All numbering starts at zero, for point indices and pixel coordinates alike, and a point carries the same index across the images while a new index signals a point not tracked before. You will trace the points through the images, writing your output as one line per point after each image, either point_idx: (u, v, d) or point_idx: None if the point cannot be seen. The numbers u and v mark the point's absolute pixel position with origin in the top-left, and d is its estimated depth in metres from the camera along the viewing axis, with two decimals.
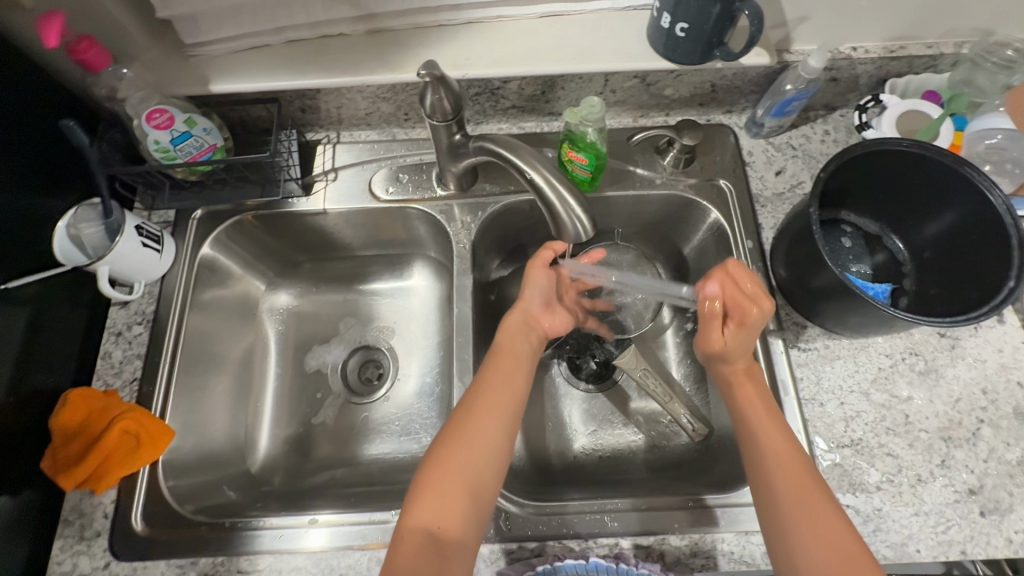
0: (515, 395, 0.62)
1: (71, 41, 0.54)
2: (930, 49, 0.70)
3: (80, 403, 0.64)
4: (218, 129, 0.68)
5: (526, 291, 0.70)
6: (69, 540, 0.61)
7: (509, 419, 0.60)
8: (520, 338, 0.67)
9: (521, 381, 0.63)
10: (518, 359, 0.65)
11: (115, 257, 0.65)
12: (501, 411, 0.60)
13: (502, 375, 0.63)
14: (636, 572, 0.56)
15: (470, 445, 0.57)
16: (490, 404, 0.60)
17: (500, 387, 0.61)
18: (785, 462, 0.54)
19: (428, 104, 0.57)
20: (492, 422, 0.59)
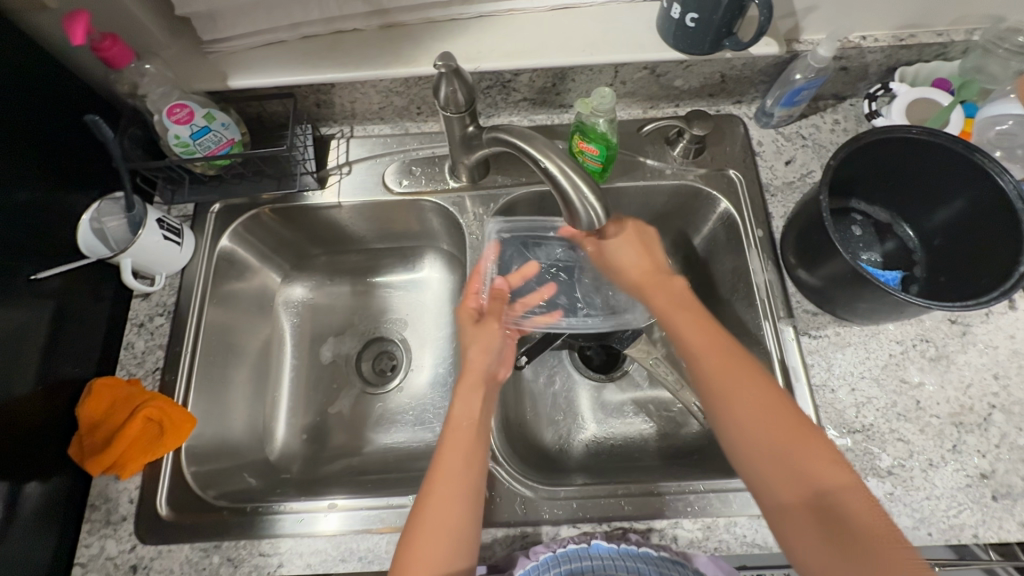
0: (471, 461, 0.56)
1: (95, 38, 0.56)
2: (940, 37, 0.70)
3: (106, 392, 0.65)
4: (236, 124, 0.70)
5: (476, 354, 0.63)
6: (96, 524, 0.63)
7: (469, 485, 0.55)
8: (476, 397, 0.61)
9: (477, 438, 0.58)
10: (469, 423, 0.59)
11: (138, 250, 0.67)
12: (459, 481, 0.55)
13: (454, 450, 0.57)
14: (637, 551, 0.57)
15: (434, 528, 0.52)
16: (447, 469, 0.55)
17: (454, 460, 0.56)
18: (760, 420, 0.51)
19: (442, 96, 0.59)
20: (453, 491, 0.54)
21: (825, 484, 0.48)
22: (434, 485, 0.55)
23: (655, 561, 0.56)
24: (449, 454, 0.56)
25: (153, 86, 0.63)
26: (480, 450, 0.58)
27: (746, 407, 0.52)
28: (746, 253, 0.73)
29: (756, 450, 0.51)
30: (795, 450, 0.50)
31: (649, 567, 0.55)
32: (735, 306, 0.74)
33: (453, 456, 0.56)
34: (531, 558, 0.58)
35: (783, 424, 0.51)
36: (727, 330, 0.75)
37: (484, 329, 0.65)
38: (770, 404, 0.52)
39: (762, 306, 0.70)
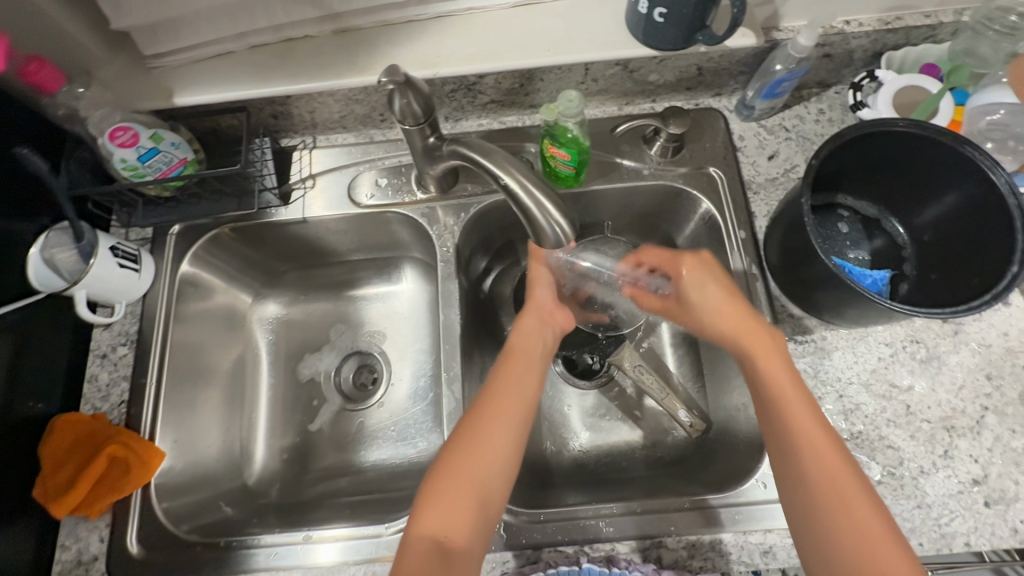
0: (526, 399, 0.60)
1: (20, 63, 0.53)
2: (928, 19, 0.65)
3: (68, 430, 0.63)
4: (187, 142, 0.66)
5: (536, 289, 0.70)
6: (67, 565, 0.61)
7: (522, 419, 0.58)
8: (536, 333, 0.67)
9: (535, 374, 0.63)
10: (530, 356, 0.65)
11: (92, 281, 0.64)
12: (512, 411, 0.58)
13: (512, 378, 0.61)
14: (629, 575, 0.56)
15: (484, 450, 0.55)
16: (511, 400, 0.59)
17: (512, 390, 0.60)
18: (835, 506, 0.49)
19: (397, 109, 0.55)
20: (504, 420, 0.57)
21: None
22: (490, 410, 0.58)
23: None
24: (507, 385, 0.60)
25: (94, 109, 0.60)
26: (538, 395, 0.61)
27: (813, 457, 0.50)
28: (728, 255, 0.70)
29: (818, 522, 0.49)
30: (853, 519, 0.48)
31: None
32: None
33: (514, 383, 0.61)
34: None
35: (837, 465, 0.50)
36: None
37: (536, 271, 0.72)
38: (849, 490, 0.49)
39: None
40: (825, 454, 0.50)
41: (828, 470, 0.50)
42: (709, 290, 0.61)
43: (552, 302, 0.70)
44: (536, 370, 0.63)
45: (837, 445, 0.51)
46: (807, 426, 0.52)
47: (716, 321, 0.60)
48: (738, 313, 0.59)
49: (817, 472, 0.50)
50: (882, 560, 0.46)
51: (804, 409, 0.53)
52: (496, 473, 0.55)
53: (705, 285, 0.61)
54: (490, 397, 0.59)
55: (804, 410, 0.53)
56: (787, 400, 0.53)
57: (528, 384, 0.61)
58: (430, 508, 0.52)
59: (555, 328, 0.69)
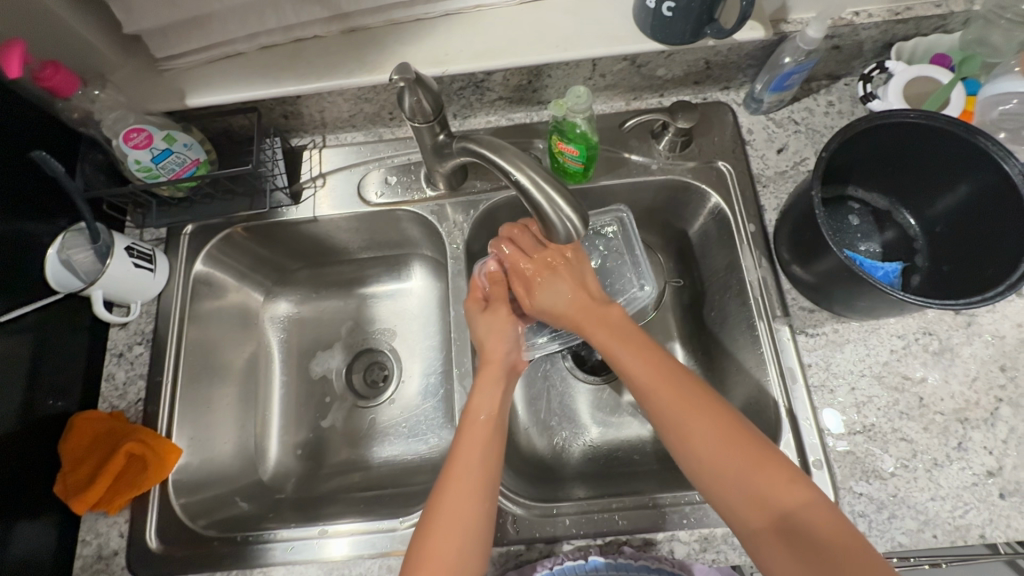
0: (490, 467, 0.55)
1: (35, 68, 0.54)
2: (939, 9, 0.65)
3: (87, 427, 0.65)
4: (200, 143, 0.67)
5: (493, 344, 0.64)
6: (88, 560, 0.62)
7: (487, 490, 0.54)
8: (497, 390, 0.61)
9: (499, 437, 0.58)
10: (489, 415, 0.59)
11: (108, 280, 0.65)
12: (477, 484, 0.53)
13: (475, 448, 0.56)
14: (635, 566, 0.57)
15: (451, 537, 0.51)
16: (474, 473, 0.54)
17: (473, 462, 0.55)
18: (716, 446, 0.50)
19: (407, 107, 0.56)
20: (470, 497, 0.53)
21: (770, 487, 0.48)
22: (451, 494, 0.53)
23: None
24: (469, 457, 0.55)
25: (107, 111, 0.61)
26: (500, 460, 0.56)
27: (673, 403, 0.53)
28: (738, 249, 0.70)
29: (704, 466, 0.50)
30: (730, 450, 0.50)
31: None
32: (729, 303, 0.72)
33: (474, 454, 0.55)
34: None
35: (737, 449, 0.50)
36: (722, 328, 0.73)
37: (493, 315, 0.66)
38: (722, 425, 0.51)
39: (756, 306, 0.67)
40: (684, 398, 0.53)
41: (713, 441, 0.50)
42: (549, 296, 0.64)
43: (515, 353, 0.65)
44: (500, 432, 0.58)
45: (694, 387, 0.54)
46: (654, 376, 0.56)
47: (547, 301, 0.65)
48: (581, 297, 0.64)
49: (681, 415, 0.52)
50: (769, 478, 0.48)
51: (626, 342, 0.59)
52: (471, 554, 0.51)
53: (554, 294, 0.65)
54: (449, 475, 0.54)
55: (647, 365, 0.57)
56: (631, 362, 0.58)
57: (493, 449, 0.56)
58: None
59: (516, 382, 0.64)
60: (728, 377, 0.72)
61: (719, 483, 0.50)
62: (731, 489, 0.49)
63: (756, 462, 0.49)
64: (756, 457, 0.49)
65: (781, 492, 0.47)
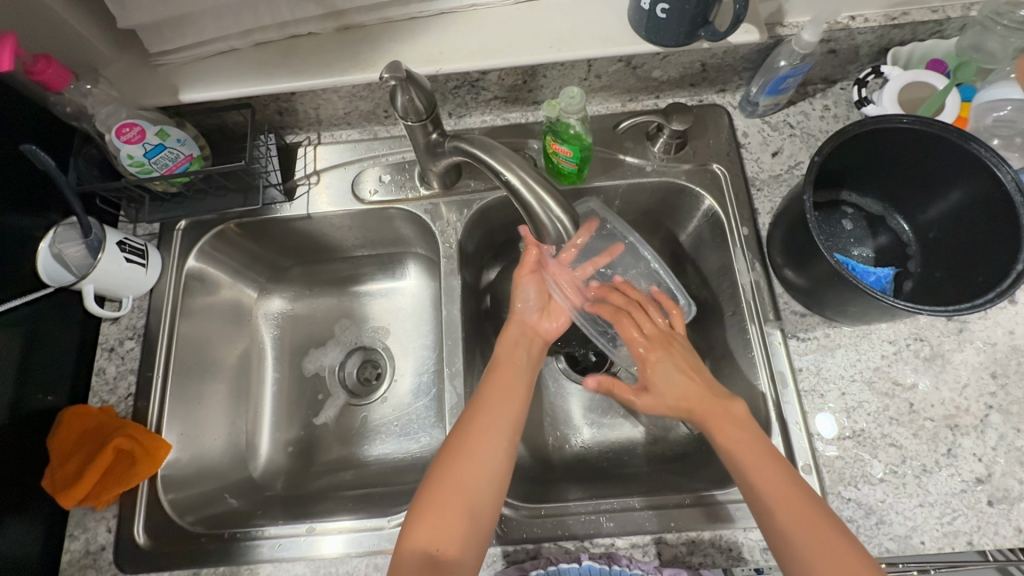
0: (513, 410, 0.60)
1: (27, 61, 0.53)
2: (935, 14, 0.65)
3: (76, 422, 0.64)
4: (193, 139, 0.67)
5: (518, 302, 0.70)
6: (75, 554, 0.62)
7: (508, 434, 0.59)
8: (522, 348, 0.67)
9: (523, 386, 0.63)
10: (517, 368, 0.65)
11: (100, 275, 0.65)
12: (499, 421, 0.59)
13: (500, 388, 0.62)
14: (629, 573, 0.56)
15: (470, 466, 0.56)
16: (499, 414, 0.59)
17: (497, 405, 0.60)
18: (779, 493, 0.52)
19: (400, 105, 0.55)
20: (493, 434, 0.58)
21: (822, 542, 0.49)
22: (477, 423, 0.58)
23: None
24: (493, 401, 0.60)
25: (100, 106, 0.60)
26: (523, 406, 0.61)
27: (743, 441, 0.56)
28: (731, 252, 0.69)
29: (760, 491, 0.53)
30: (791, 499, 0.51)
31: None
32: (721, 306, 0.72)
33: (499, 397, 0.61)
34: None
35: (790, 489, 0.52)
36: (714, 332, 0.73)
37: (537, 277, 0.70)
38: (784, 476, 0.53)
39: (748, 310, 0.67)
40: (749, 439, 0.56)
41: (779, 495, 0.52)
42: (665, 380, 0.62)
43: (539, 317, 0.70)
44: (523, 382, 0.64)
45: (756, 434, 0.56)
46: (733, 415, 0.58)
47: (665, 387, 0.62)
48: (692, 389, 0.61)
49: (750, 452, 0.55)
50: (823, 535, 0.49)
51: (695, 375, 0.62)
52: (485, 487, 0.55)
53: (669, 381, 0.62)
54: (474, 414, 0.59)
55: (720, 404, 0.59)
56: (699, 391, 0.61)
57: (515, 395, 0.62)
58: (420, 521, 0.53)
59: (540, 343, 0.69)
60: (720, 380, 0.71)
61: (775, 506, 0.51)
62: (786, 525, 0.50)
63: (812, 516, 0.50)
64: (814, 507, 0.51)
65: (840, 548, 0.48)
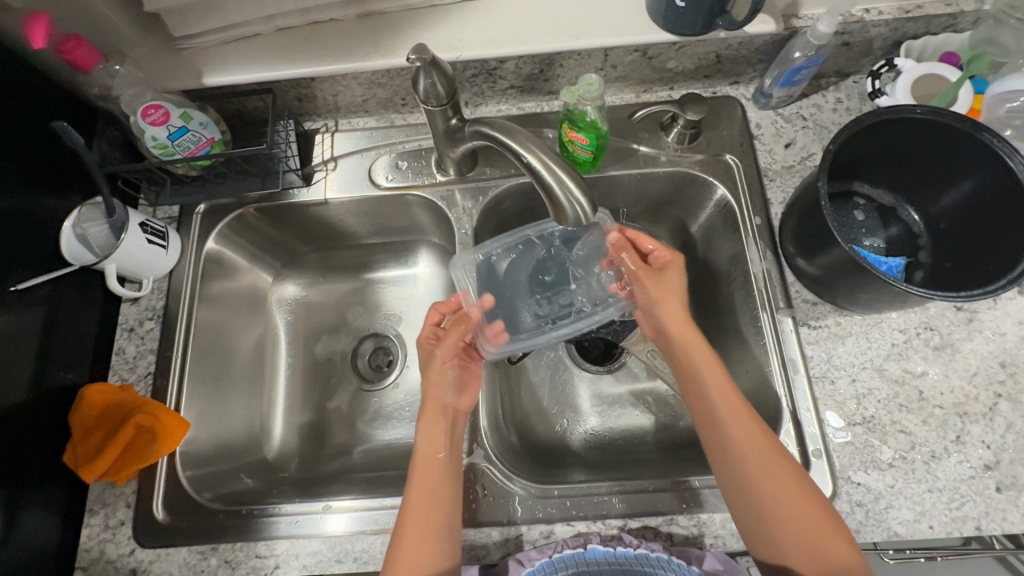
0: (444, 499, 0.57)
1: (58, 41, 0.55)
2: (950, 8, 0.66)
3: (97, 399, 0.65)
4: (215, 122, 0.68)
5: (432, 386, 0.64)
6: (95, 529, 0.63)
7: (449, 525, 0.56)
8: (438, 438, 0.61)
9: (452, 472, 0.60)
10: (438, 458, 0.60)
11: (122, 255, 0.66)
12: (435, 516, 0.56)
13: (426, 486, 0.58)
14: (635, 553, 0.56)
15: (418, 566, 0.53)
16: (428, 506, 0.57)
17: (428, 501, 0.57)
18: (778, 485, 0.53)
19: (421, 90, 0.56)
20: (432, 525, 0.55)
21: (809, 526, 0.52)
22: (413, 520, 0.56)
23: (654, 565, 0.55)
24: (423, 494, 0.57)
25: (126, 87, 0.61)
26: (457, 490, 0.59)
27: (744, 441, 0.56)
28: (744, 242, 0.70)
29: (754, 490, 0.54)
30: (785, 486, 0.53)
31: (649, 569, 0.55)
32: (733, 294, 0.72)
33: (427, 491, 0.58)
34: (528, 565, 0.57)
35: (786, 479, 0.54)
36: (725, 320, 0.74)
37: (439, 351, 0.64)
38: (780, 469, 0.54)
39: (761, 297, 0.68)
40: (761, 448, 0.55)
41: (774, 485, 0.53)
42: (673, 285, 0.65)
43: (455, 396, 0.65)
44: (449, 468, 0.60)
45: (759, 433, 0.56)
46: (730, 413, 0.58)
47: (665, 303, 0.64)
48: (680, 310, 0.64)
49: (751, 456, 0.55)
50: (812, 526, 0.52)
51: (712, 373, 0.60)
52: None
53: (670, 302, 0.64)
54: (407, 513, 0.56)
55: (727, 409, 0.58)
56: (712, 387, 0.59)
57: (445, 483, 0.59)
58: None
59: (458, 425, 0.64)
60: (731, 367, 0.72)
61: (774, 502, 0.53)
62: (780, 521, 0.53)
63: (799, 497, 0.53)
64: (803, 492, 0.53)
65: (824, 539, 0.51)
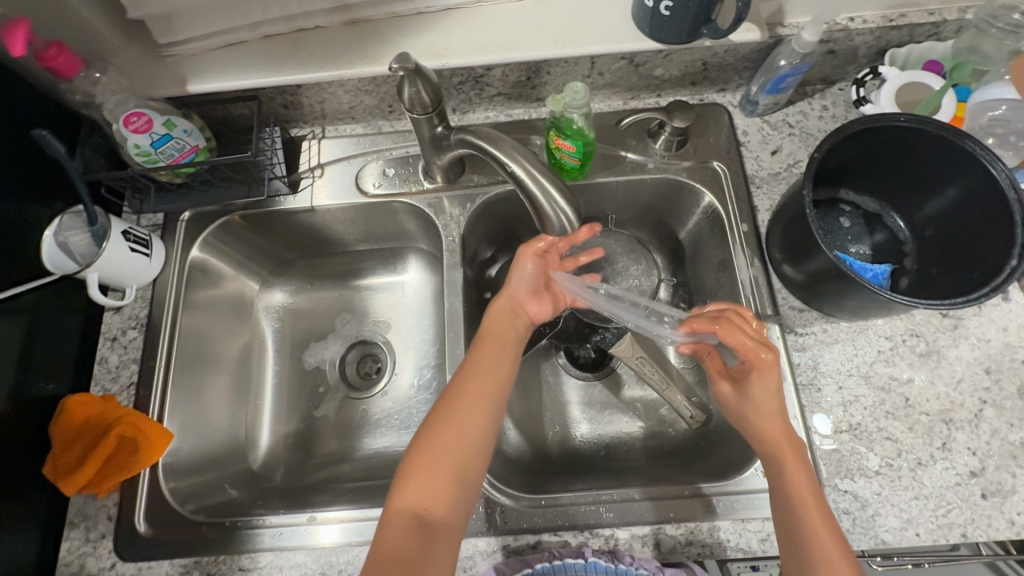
0: (497, 381, 0.60)
1: (39, 48, 0.54)
2: (932, 17, 0.66)
3: (79, 409, 0.64)
4: (199, 130, 0.67)
5: (513, 278, 0.66)
6: (75, 542, 0.62)
7: (494, 412, 0.58)
8: (507, 326, 0.65)
9: (509, 356, 0.63)
10: (504, 341, 0.64)
11: (104, 264, 0.65)
12: (487, 391, 0.59)
13: (487, 358, 0.61)
14: (635, 573, 0.56)
15: (460, 431, 0.56)
16: (486, 381, 0.59)
17: (484, 375, 0.60)
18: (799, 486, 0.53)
19: (406, 97, 0.56)
20: (481, 409, 0.58)
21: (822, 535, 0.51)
22: (466, 388, 0.58)
23: None
24: (481, 363, 0.61)
25: (109, 94, 0.61)
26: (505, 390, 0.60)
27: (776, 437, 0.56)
28: (731, 249, 0.70)
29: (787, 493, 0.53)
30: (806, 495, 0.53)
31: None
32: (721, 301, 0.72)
33: (487, 366, 0.60)
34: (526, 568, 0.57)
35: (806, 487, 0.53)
36: None
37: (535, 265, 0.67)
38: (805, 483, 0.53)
39: (748, 304, 0.68)
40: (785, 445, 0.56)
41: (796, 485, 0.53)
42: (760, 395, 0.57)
43: (529, 296, 0.67)
44: (509, 349, 0.63)
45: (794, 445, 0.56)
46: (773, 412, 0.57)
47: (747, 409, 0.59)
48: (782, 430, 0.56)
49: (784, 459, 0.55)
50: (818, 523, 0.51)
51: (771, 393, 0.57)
52: (475, 450, 0.56)
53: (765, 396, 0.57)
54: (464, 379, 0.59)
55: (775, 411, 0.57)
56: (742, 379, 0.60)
57: (502, 361, 0.61)
58: (407, 484, 0.54)
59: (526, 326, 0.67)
60: None
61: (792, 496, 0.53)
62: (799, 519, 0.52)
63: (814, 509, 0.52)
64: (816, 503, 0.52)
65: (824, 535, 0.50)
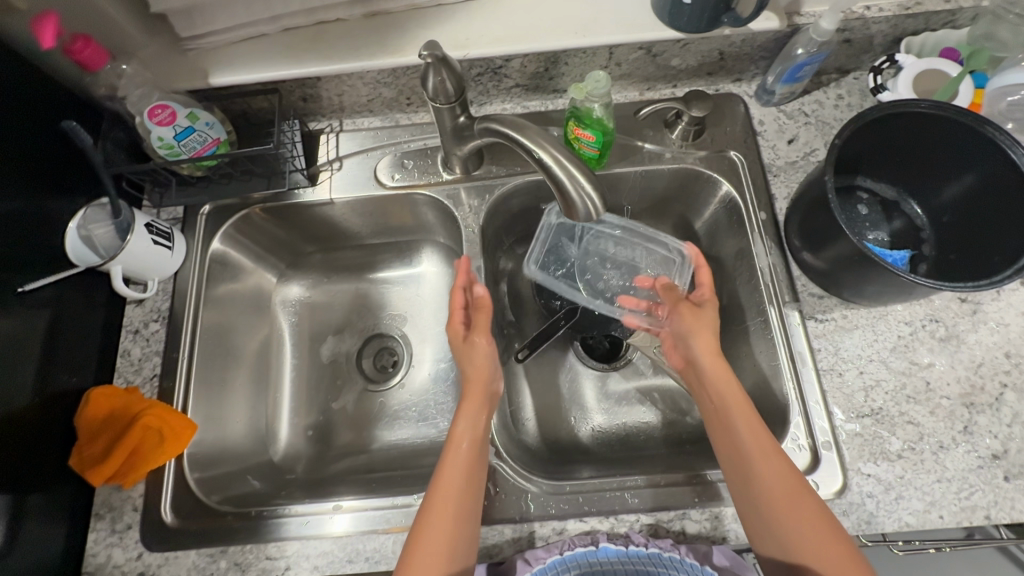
0: (471, 482, 0.57)
1: (67, 40, 0.54)
2: (948, 5, 0.67)
3: (104, 401, 0.65)
4: (221, 122, 0.68)
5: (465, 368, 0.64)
6: (102, 533, 0.63)
7: (470, 511, 0.55)
8: (476, 422, 0.61)
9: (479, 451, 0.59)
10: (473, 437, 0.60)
11: (128, 256, 0.65)
12: (462, 494, 0.56)
13: (459, 466, 0.57)
14: (646, 551, 0.57)
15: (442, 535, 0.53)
16: (458, 484, 0.56)
17: (455, 479, 0.56)
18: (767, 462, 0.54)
19: (430, 87, 0.57)
20: (459, 509, 0.55)
21: (799, 514, 0.51)
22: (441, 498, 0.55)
23: (664, 562, 0.56)
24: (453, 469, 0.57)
25: (134, 87, 0.61)
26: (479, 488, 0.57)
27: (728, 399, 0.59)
28: (750, 237, 0.71)
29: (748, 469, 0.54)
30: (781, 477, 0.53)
31: (660, 569, 0.56)
32: (740, 290, 0.73)
33: (457, 469, 0.57)
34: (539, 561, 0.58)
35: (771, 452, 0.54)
36: (731, 315, 0.74)
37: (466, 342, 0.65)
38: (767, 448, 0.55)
39: (767, 291, 0.68)
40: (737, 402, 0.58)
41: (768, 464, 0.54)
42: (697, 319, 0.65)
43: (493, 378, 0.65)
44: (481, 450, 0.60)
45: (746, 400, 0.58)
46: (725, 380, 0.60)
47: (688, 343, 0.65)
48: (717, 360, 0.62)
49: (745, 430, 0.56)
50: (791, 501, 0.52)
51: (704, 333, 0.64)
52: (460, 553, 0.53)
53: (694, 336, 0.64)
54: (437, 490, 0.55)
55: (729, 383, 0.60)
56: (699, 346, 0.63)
57: (475, 463, 0.58)
58: None
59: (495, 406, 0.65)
60: (737, 361, 0.73)
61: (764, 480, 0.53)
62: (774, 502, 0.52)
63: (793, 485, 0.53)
64: (788, 471, 0.54)
65: (801, 507, 0.51)
